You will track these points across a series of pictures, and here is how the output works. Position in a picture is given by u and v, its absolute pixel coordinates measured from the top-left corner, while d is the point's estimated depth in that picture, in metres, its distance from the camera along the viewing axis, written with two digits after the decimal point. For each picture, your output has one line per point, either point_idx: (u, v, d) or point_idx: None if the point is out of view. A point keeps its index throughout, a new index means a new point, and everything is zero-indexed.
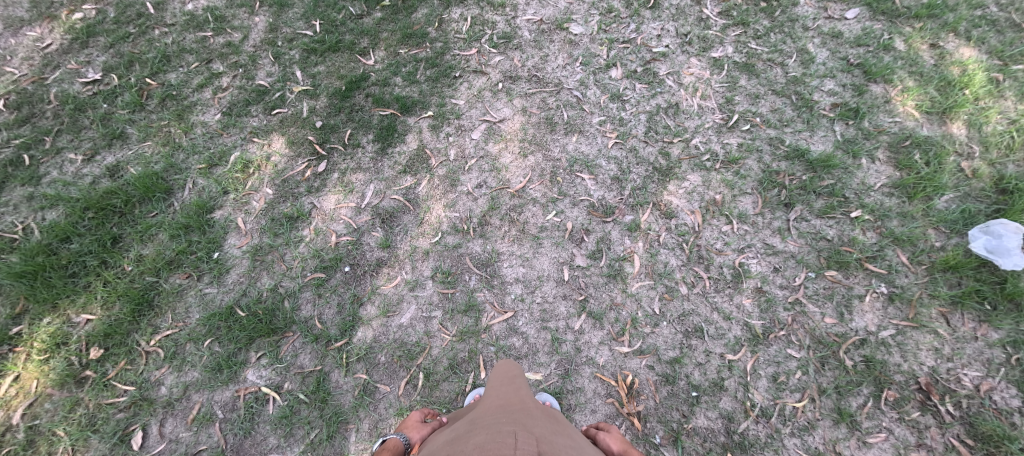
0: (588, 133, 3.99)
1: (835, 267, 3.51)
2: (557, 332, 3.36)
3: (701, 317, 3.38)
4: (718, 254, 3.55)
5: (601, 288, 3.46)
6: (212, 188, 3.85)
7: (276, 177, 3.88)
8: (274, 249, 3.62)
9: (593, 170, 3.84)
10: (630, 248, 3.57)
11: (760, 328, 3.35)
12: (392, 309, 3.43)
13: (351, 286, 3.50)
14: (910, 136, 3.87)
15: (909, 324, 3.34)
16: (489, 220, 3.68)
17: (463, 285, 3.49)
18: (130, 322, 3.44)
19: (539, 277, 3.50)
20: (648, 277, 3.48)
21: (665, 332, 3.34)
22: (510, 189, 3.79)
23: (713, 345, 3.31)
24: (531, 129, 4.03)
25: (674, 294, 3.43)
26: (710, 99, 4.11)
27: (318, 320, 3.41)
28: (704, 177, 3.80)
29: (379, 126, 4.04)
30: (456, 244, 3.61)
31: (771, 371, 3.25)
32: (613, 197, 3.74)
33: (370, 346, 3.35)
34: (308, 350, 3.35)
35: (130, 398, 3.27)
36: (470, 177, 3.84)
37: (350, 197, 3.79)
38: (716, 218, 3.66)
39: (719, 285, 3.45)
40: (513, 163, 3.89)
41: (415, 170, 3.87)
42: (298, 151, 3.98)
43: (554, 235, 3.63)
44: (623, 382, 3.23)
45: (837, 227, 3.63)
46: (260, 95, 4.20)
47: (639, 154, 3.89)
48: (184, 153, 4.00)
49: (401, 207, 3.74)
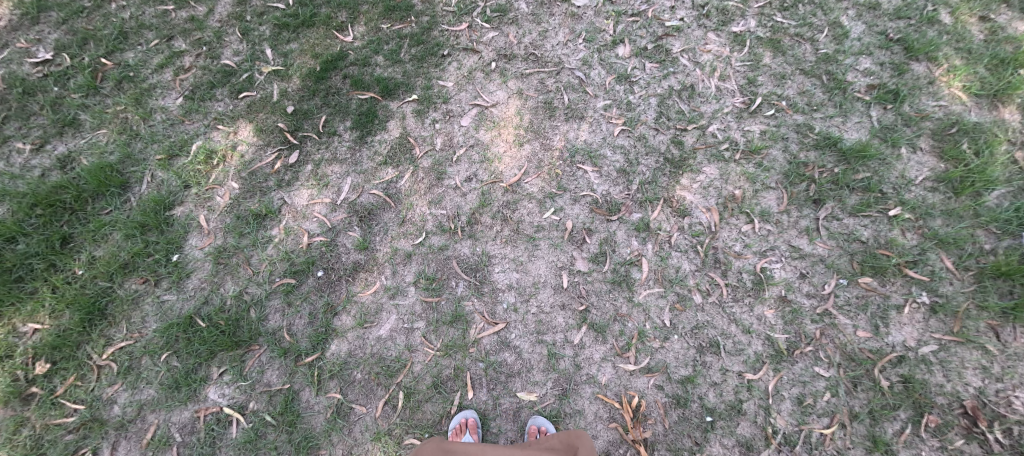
0: (592, 119, 3.57)
1: (870, 274, 3.10)
2: (554, 346, 2.98)
3: (717, 330, 2.97)
4: (737, 258, 3.14)
5: (604, 296, 3.07)
6: (172, 181, 3.49)
7: (243, 169, 3.49)
8: (239, 251, 3.25)
9: (597, 162, 3.43)
10: (637, 251, 3.17)
11: (785, 343, 2.94)
12: (370, 320, 3.06)
13: (324, 293, 3.12)
14: (956, 122, 3.43)
15: (954, 339, 2.94)
16: (479, 219, 3.29)
17: (449, 293, 3.11)
18: (79, 333, 3.09)
19: (535, 284, 3.11)
20: (658, 284, 3.08)
21: (677, 347, 2.94)
22: (503, 183, 3.38)
23: (731, 362, 2.90)
24: (527, 114, 3.61)
25: (686, 303, 3.03)
26: (730, 80, 3.67)
27: (287, 332, 3.03)
28: (722, 169, 3.38)
29: (358, 111, 3.64)
30: (443, 246, 3.22)
31: (797, 392, 2.85)
32: (618, 193, 3.33)
33: (345, 361, 2.98)
34: (275, 365, 2.97)
35: (80, 418, 2.93)
36: (459, 170, 3.44)
37: (326, 192, 3.40)
38: (734, 216, 3.25)
39: (738, 294, 3.05)
40: (508, 153, 3.48)
41: (397, 162, 3.48)
42: (267, 139, 3.57)
43: (551, 236, 3.23)
44: (628, 405, 2.85)
45: (873, 227, 3.21)
46: (227, 77, 3.80)
47: (649, 143, 3.47)
48: (143, 143, 3.64)
49: (382, 204, 3.35)
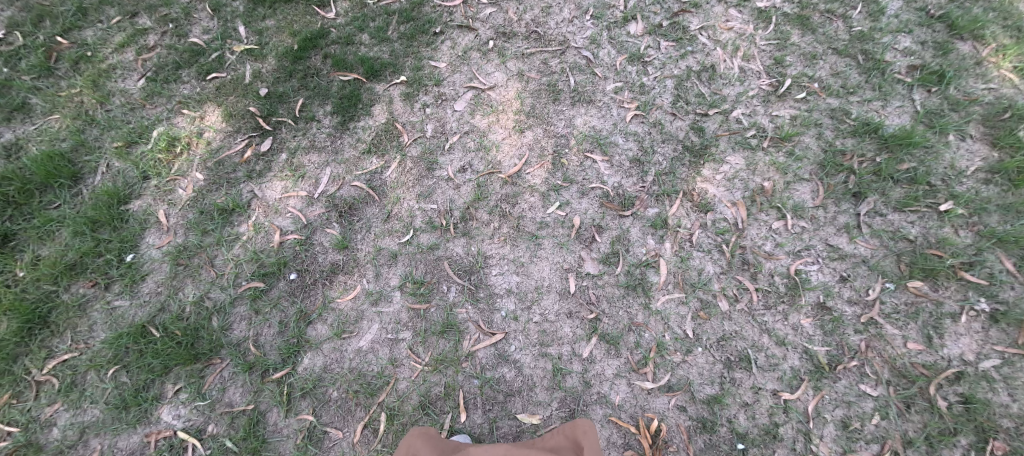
0: (601, 104, 3.18)
1: (920, 277, 2.71)
2: (560, 360, 2.60)
3: (747, 342, 2.59)
4: (768, 259, 2.76)
5: (617, 303, 2.69)
6: (129, 172, 3.11)
7: (209, 158, 3.11)
8: (201, 250, 2.86)
9: (607, 150, 3.04)
10: (653, 251, 2.79)
11: (826, 357, 2.55)
12: (349, 329, 2.67)
13: (297, 299, 2.73)
14: (1009, 106, 3.05)
15: (1019, 353, 2.56)
16: (475, 214, 2.90)
17: (440, 299, 2.73)
18: (16, 344, 2.70)
19: (537, 289, 2.73)
20: (678, 289, 2.70)
21: (701, 362, 2.56)
22: (502, 174, 3.00)
23: (764, 380, 2.52)
24: (528, 97, 3.22)
25: (711, 311, 2.65)
26: (754, 61, 3.28)
27: (253, 344, 2.65)
28: (748, 158, 2.99)
29: (340, 95, 3.25)
30: (433, 245, 2.84)
31: (841, 414, 2.46)
32: (632, 185, 2.94)
33: (319, 377, 2.59)
34: (239, 382, 2.58)
35: (13, 443, 2.53)
36: (452, 159, 3.06)
37: (302, 184, 3.02)
38: (763, 211, 2.86)
39: (770, 300, 2.66)
40: (507, 141, 3.10)
41: (383, 150, 3.09)
42: (237, 125, 3.19)
43: (556, 234, 2.84)
44: (647, 429, 2.47)
45: (921, 224, 2.83)
46: (194, 57, 3.41)
47: (665, 129, 3.08)
48: (99, 129, 3.25)
49: (364, 198, 2.96)
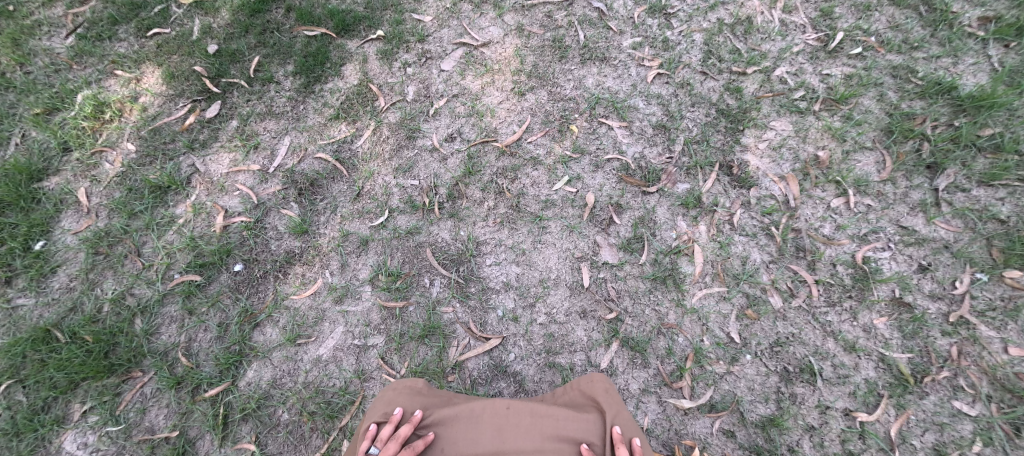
0: (616, 62, 2.63)
1: (1020, 265, 2.16)
2: (571, 372, 2.07)
3: (808, 348, 2.06)
4: (828, 245, 2.22)
5: (642, 299, 2.15)
6: (47, 143, 2.54)
7: (144, 127, 2.56)
8: (126, 236, 2.31)
9: (626, 114, 2.51)
10: (686, 235, 2.25)
11: (907, 366, 2.02)
12: (305, 334, 2.13)
13: (242, 296, 2.19)
14: None
15: None
16: (464, 191, 2.36)
17: (421, 295, 2.19)
18: None
19: (542, 282, 2.19)
20: (717, 282, 2.16)
21: (751, 374, 2.03)
22: (498, 143, 2.46)
23: (832, 396, 1.99)
24: (530, 56, 2.67)
25: (761, 310, 2.12)
26: (797, 13, 2.72)
27: (184, 353, 2.11)
28: (797, 123, 2.46)
29: (305, 52, 2.70)
30: (413, 229, 2.29)
31: (932, 440, 1.93)
32: (657, 156, 2.41)
33: (266, 394, 2.06)
34: (163, 402, 2.04)
35: None
36: (438, 126, 2.52)
37: (254, 156, 2.47)
38: (818, 187, 2.33)
39: (833, 296, 2.13)
40: (504, 105, 2.56)
41: (354, 116, 2.55)
42: (179, 88, 2.64)
43: (565, 215, 2.30)
44: None
45: (1014, 200, 2.27)
46: (133, 10, 2.85)
47: (695, 91, 2.55)
48: (16, 94, 2.68)
49: (330, 172, 2.42)
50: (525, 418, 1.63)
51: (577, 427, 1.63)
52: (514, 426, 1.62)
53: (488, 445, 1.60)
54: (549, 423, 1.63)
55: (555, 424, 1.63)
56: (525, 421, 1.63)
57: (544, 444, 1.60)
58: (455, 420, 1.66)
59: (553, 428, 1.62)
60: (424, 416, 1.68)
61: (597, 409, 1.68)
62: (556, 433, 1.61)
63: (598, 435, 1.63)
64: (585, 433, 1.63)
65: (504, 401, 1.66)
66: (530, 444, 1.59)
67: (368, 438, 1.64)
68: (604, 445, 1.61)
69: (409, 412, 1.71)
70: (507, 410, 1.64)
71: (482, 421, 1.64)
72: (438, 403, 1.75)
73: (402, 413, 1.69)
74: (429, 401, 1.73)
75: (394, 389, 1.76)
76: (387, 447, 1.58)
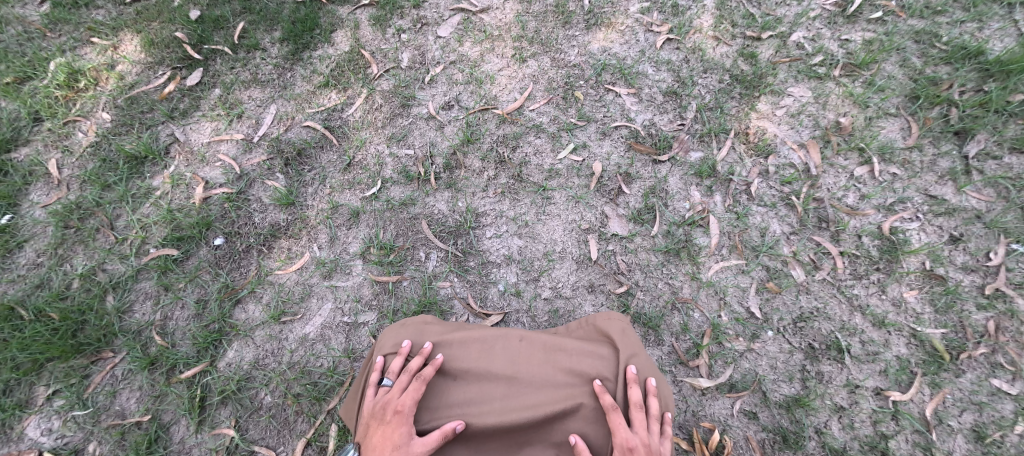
0: (623, 27, 2.40)
1: None
2: None
3: (835, 323, 1.92)
4: (852, 215, 2.07)
5: (654, 272, 2.01)
6: (15, 112, 2.34)
7: (120, 95, 2.38)
8: (99, 208, 2.15)
9: (634, 81, 2.31)
10: (700, 206, 2.09)
11: (941, 342, 1.88)
12: (291, 311, 1.98)
13: (222, 271, 2.04)
14: None
15: None
16: (463, 160, 2.20)
17: (417, 269, 2.04)
18: None
19: (547, 255, 2.04)
20: (735, 255, 2.02)
21: (773, 351, 1.91)
22: (499, 111, 2.28)
23: (862, 374, 1.86)
24: (532, 21, 2.42)
25: (783, 283, 1.98)
26: None
27: (159, 331, 1.96)
28: (816, 89, 2.27)
29: (292, 19, 2.45)
30: (407, 200, 2.14)
31: (970, 421, 1.80)
32: (668, 123, 2.24)
33: (247, 376, 1.90)
34: (134, 384, 1.90)
35: None
36: (434, 93, 2.33)
37: (238, 125, 2.30)
38: (842, 155, 2.16)
39: (859, 269, 1.99)
40: (504, 72, 2.35)
41: (345, 83, 2.36)
42: (159, 55, 2.43)
43: (570, 185, 2.15)
44: (707, 445, 1.82)
45: None
46: None
47: (707, 57, 2.33)
48: None
49: (319, 141, 2.26)
50: (536, 353, 1.50)
51: (589, 363, 1.48)
52: (524, 360, 1.49)
53: (496, 379, 1.47)
54: (562, 357, 1.49)
55: (568, 359, 1.49)
56: (537, 355, 1.49)
57: (554, 379, 1.47)
58: (465, 354, 1.51)
59: (563, 363, 1.48)
60: (434, 349, 1.53)
61: (612, 345, 1.52)
62: (567, 368, 1.47)
63: (612, 371, 1.48)
64: (598, 368, 1.47)
65: (516, 334, 1.53)
66: (538, 378, 1.47)
67: (378, 370, 1.53)
68: (617, 383, 1.46)
69: (418, 345, 1.55)
70: (519, 344, 1.51)
71: (492, 354, 1.50)
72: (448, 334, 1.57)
73: (412, 346, 1.54)
74: (438, 332, 1.57)
75: (405, 322, 1.62)
76: (397, 381, 1.47)
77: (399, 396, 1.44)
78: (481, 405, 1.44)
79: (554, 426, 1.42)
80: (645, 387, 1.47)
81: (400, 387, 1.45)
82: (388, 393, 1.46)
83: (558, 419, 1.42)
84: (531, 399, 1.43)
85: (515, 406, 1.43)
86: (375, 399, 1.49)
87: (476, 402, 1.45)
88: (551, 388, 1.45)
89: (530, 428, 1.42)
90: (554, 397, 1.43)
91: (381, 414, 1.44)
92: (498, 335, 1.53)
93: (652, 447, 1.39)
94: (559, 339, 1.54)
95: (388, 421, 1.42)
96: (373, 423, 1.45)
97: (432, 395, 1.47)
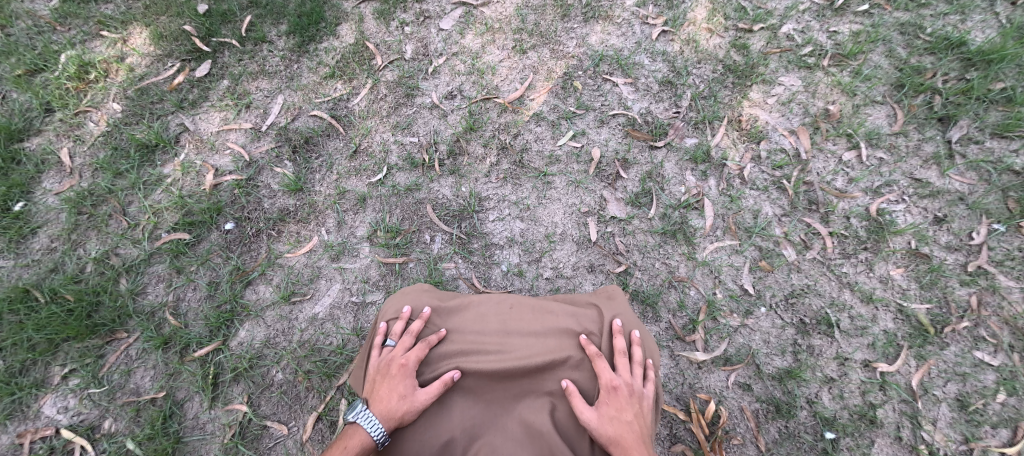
0: (620, 20, 2.46)
1: None
2: None
3: (824, 299, 2.02)
4: (841, 197, 2.15)
5: (651, 253, 2.10)
6: (28, 104, 2.37)
7: (130, 85, 2.42)
8: (111, 196, 2.21)
9: (632, 71, 2.38)
10: (695, 189, 2.17)
11: (926, 316, 1.97)
12: (302, 292, 2.06)
13: (233, 254, 2.11)
14: None
15: None
16: (466, 147, 2.27)
17: (422, 251, 2.11)
18: None
19: (549, 237, 2.12)
20: (728, 236, 2.11)
21: (765, 326, 2.00)
22: (501, 100, 2.35)
23: (851, 348, 1.96)
24: (532, 15, 2.48)
25: (774, 262, 2.07)
26: None
27: (172, 312, 2.04)
28: (806, 78, 2.34)
29: (297, 12, 2.50)
30: (412, 186, 2.21)
31: (954, 391, 1.89)
32: (665, 111, 2.31)
33: (259, 354, 1.99)
34: (149, 363, 1.98)
35: None
36: (437, 84, 2.39)
37: (246, 114, 2.36)
38: (831, 141, 2.24)
39: (847, 248, 2.07)
40: (505, 63, 2.42)
41: (350, 74, 2.41)
42: (168, 48, 2.48)
43: (570, 171, 2.22)
44: (703, 416, 1.91)
45: None
46: None
47: (702, 47, 2.40)
48: None
49: (325, 129, 2.32)
50: (528, 314, 1.59)
51: (577, 321, 1.58)
52: (517, 321, 1.58)
53: (491, 337, 1.55)
54: (552, 317, 1.59)
55: (558, 318, 1.58)
56: (528, 315, 1.59)
57: (544, 334, 1.55)
58: (463, 317, 1.60)
59: (553, 322, 1.57)
60: (433, 314, 1.61)
61: (597, 305, 1.64)
62: (555, 325, 1.56)
63: (597, 326, 1.58)
64: (585, 325, 1.57)
65: (508, 299, 1.63)
66: (529, 335, 1.55)
67: (380, 333, 1.60)
68: (603, 336, 1.56)
69: (418, 310, 1.63)
70: (511, 308, 1.60)
71: (486, 316, 1.59)
72: (445, 300, 1.66)
73: (412, 311, 1.62)
74: (436, 298, 1.66)
75: (405, 290, 1.70)
76: (401, 341, 1.55)
77: (403, 353, 1.53)
78: (477, 360, 1.51)
79: (546, 376, 1.49)
80: (630, 339, 1.57)
81: (403, 347, 1.54)
82: (391, 352, 1.54)
83: (549, 370, 1.49)
84: (524, 353, 1.51)
85: (510, 359, 1.49)
86: (379, 358, 1.57)
87: (473, 357, 1.51)
88: (542, 342, 1.53)
89: (524, 379, 1.48)
90: (544, 350, 1.51)
91: (385, 370, 1.52)
92: (491, 300, 1.63)
93: (635, 388, 1.49)
94: (547, 302, 1.64)
95: (392, 375, 1.50)
96: (378, 379, 1.52)
97: (432, 353, 1.54)
